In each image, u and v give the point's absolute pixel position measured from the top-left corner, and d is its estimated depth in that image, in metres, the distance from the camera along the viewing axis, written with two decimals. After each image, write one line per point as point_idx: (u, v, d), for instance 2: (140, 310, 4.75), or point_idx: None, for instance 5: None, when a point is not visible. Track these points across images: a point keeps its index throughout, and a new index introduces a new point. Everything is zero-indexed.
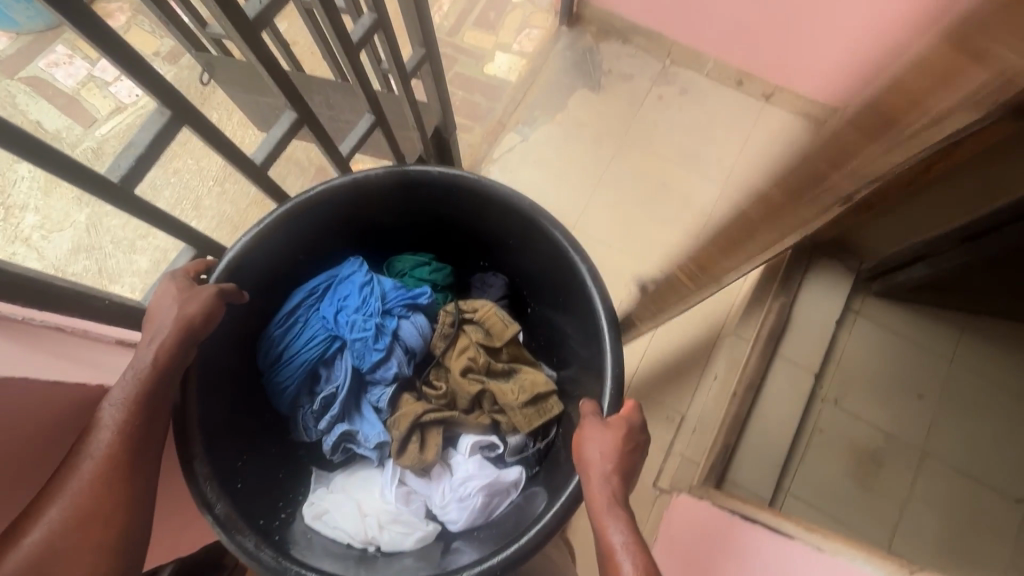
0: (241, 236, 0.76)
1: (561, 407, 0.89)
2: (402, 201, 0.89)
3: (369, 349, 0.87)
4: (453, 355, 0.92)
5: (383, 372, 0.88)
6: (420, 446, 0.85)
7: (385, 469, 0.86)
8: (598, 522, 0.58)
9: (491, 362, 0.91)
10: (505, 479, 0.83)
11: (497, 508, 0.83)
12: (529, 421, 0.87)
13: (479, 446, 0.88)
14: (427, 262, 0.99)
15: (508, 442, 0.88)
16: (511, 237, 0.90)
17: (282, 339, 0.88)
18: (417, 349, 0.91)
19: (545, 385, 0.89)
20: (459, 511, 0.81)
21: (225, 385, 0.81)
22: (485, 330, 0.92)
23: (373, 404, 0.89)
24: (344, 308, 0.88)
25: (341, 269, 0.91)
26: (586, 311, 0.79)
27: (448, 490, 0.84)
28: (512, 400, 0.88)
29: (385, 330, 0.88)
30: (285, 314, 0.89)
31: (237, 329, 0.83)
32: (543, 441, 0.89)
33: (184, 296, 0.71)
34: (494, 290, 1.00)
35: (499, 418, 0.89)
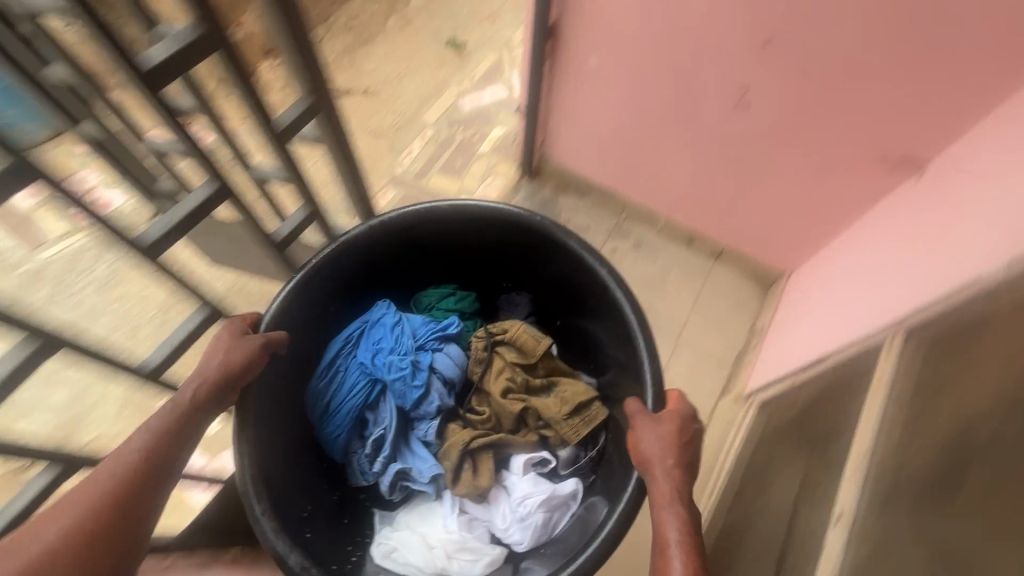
0: (279, 290, 0.92)
1: (605, 412, 1.03)
2: (418, 238, 1.06)
3: (409, 388, 0.99)
4: (491, 378, 1.05)
5: (426, 407, 1.00)
6: (473, 471, 0.98)
7: (444, 501, 0.98)
8: (659, 517, 0.76)
9: (529, 379, 1.05)
10: (562, 493, 0.96)
11: (558, 523, 0.96)
12: (576, 431, 1.01)
13: (531, 463, 1.01)
14: (452, 293, 1.16)
15: (560, 455, 1.03)
16: (529, 253, 1.08)
17: (328, 390, 1.01)
18: (455, 379, 1.03)
19: (585, 395, 1.03)
20: (522, 531, 0.94)
21: (282, 434, 0.94)
22: (516, 351, 1.06)
23: (422, 438, 1.00)
24: (380, 350, 1.02)
25: (372, 314, 1.06)
26: (612, 305, 0.98)
27: (508, 512, 0.96)
28: (555, 413, 1.02)
29: (421, 366, 1.01)
30: (327, 365, 1.03)
31: (290, 369, 0.98)
32: (593, 450, 1.04)
33: (229, 345, 0.83)
34: (520, 309, 1.19)
35: (545, 432, 1.03)
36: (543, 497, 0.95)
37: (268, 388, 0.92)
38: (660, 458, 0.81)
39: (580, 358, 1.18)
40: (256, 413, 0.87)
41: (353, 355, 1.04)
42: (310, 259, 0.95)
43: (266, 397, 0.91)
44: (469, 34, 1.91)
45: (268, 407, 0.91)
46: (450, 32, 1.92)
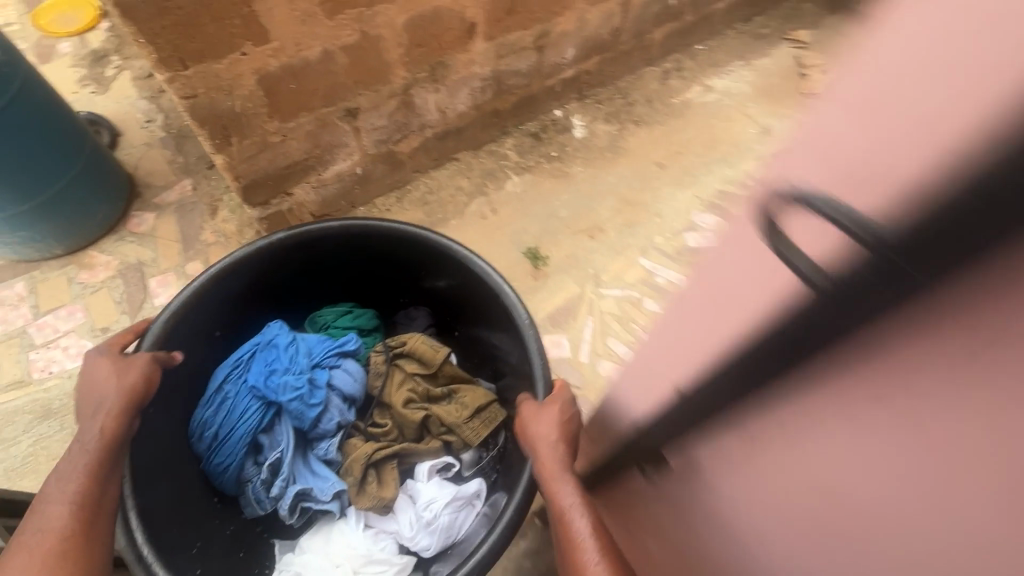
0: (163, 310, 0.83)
1: (502, 411, 1.05)
2: (309, 259, 1.01)
3: (306, 407, 0.97)
4: (392, 390, 1.06)
5: (326, 424, 0.99)
6: (378, 483, 0.97)
7: (348, 517, 0.96)
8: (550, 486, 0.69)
9: (429, 389, 1.06)
10: (465, 495, 0.95)
11: (465, 522, 0.95)
12: (477, 432, 1.02)
13: (436, 468, 1.00)
14: (348, 310, 1.13)
15: (463, 458, 1.02)
16: (420, 267, 1.04)
17: (216, 420, 0.96)
18: (355, 396, 1.02)
19: (482, 397, 1.05)
20: (431, 533, 0.93)
21: (170, 474, 0.91)
22: (417, 362, 1.07)
23: (321, 457, 0.99)
24: (274, 371, 0.99)
25: (263, 337, 1.03)
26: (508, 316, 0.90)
27: (415, 518, 0.94)
28: (454, 419, 1.02)
29: (318, 384, 0.99)
30: (214, 391, 0.98)
31: (178, 396, 0.94)
32: (494, 448, 1.04)
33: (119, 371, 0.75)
34: (418, 321, 1.17)
35: (448, 437, 1.03)
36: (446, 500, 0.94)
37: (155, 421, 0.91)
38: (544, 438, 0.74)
39: (480, 367, 1.16)
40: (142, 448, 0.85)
41: (243, 379, 1.01)
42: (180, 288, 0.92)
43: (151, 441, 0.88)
44: (510, 206, 1.09)
45: (152, 441, 0.88)
46: (519, 227, 1.07)
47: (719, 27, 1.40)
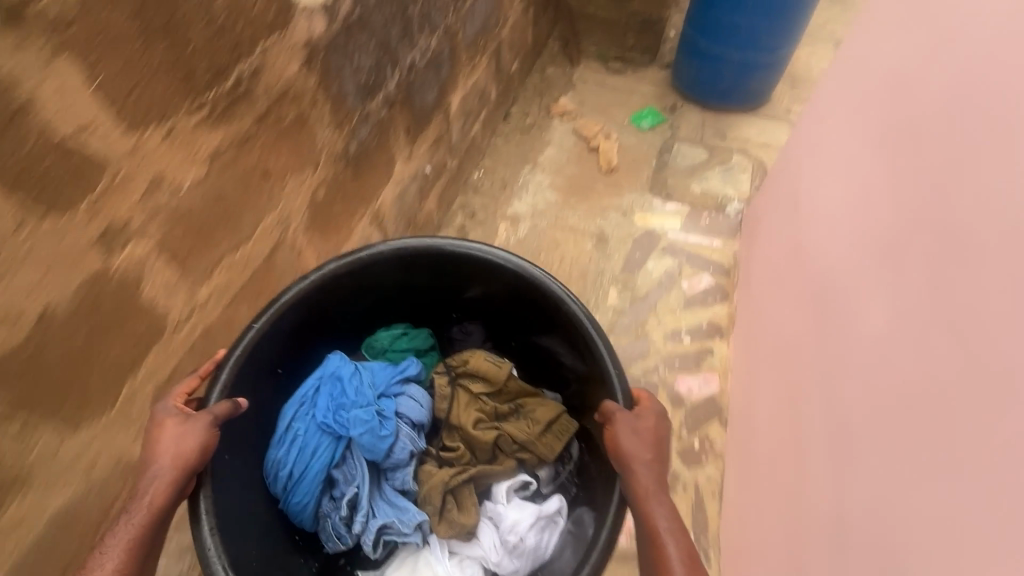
0: (232, 352, 0.83)
1: (575, 423, 1.19)
2: (355, 287, 1.11)
3: (378, 437, 1.11)
4: (461, 411, 1.22)
5: (398, 454, 1.13)
6: (457, 506, 1.12)
7: (432, 545, 1.10)
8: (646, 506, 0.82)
9: (497, 408, 1.22)
10: (547, 513, 1.11)
11: (550, 539, 1.10)
12: (551, 446, 1.18)
13: (514, 488, 1.17)
14: (403, 332, 1.27)
15: (541, 476, 1.20)
16: (472, 287, 1.18)
17: (292, 459, 1.07)
18: (422, 421, 1.19)
19: (552, 412, 1.20)
20: (514, 560, 1.08)
21: (253, 521, 0.99)
22: (483, 380, 1.23)
23: (399, 487, 1.14)
24: (343, 407, 1.12)
25: (328, 365, 1.15)
26: (565, 307, 1.01)
27: (499, 544, 1.09)
28: (528, 435, 1.18)
29: (389, 415, 1.14)
30: (285, 430, 1.09)
31: (246, 452, 1.04)
32: (570, 463, 1.20)
33: (181, 430, 0.75)
34: (475, 337, 1.32)
35: (522, 454, 1.19)
36: (531, 520, 1.09)
37: (234, 468, 1.02)
38: (638, 457, 0.88)
39: (546, 381, 1.31)
40: (225, 519, 0.88)
41: (309, 415, 1.12)
42: (215, 381, 0.84)
43: (234, 478, 0.98)
44: None
45: (229, 493, 0.93)
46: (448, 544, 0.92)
47: (484, 142, 1.29)
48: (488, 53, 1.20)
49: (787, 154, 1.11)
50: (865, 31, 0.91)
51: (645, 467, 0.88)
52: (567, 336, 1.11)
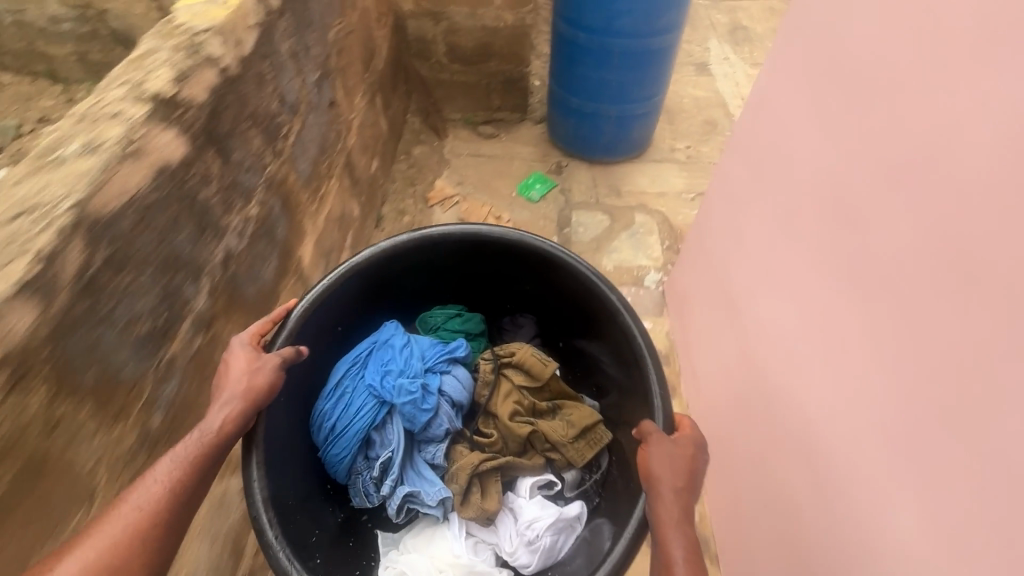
0: (301, 299, 0.98)
1: (608, 435, 1.27)
2: (410, 266, 1.28)
3: (418, 410, 1.19)
4: (499, 400, 1.30)
5: (434, 429, 1.22)
6: (480, 493, 1.19)
7: (450, 522, 1.18)
8: (663, 533, 0.85)
9: (533, 405, 1.30)
10: (568, 517, 1.17)
11: (563, 543, 1.16)
12: (580, 453, 1.25)
13: (538, 484, 1.25)
14: (458, 314, 1.42)
15: (567, 478, 1.26)
16: (526, 281, 1.33)
17: (337, 412, 1.19)
18: (461, 402, 1.26)
19: (589, 419, 1.28)
20: (529, 553, 1.14)
21: (290, 464, 1.10)
22: (526, 374, 1.32)
23: (429, 460, 1.23)
24: (389, 374, 1.21)
25: (380, 334, 1.30)
26: (614, 311, 1.11)
27: (516, 536, 1.16)
28: (561, 437, 1.26)
29: (430, 391, 1.22)
30: (335, 387, 1.21)
31: (298, 396, 1.18)
32: (596, 473, 1.27)
33: (252, 360, 0.84)
34: (523, 331, 1.45)
35: (552, 453, 1.27)
36: (551, 520, 1.15)
37: (284, 408, 1.14)
38: (667, 482, 0.90)
39: (585, 385, 1.42)
40: (266, 445, 1.00)
41: (359, 376, 1.23)
42: (292, 308, 1.01)
43: (280, 428, 1.08)
44: None
45: (276, 428, 1.07)
46: None
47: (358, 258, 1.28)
48: (336, 171, 1.19)
49: (705, 233, 1.11)
50: (775, 130, 0.88)
51: (672, 486, 0.90)
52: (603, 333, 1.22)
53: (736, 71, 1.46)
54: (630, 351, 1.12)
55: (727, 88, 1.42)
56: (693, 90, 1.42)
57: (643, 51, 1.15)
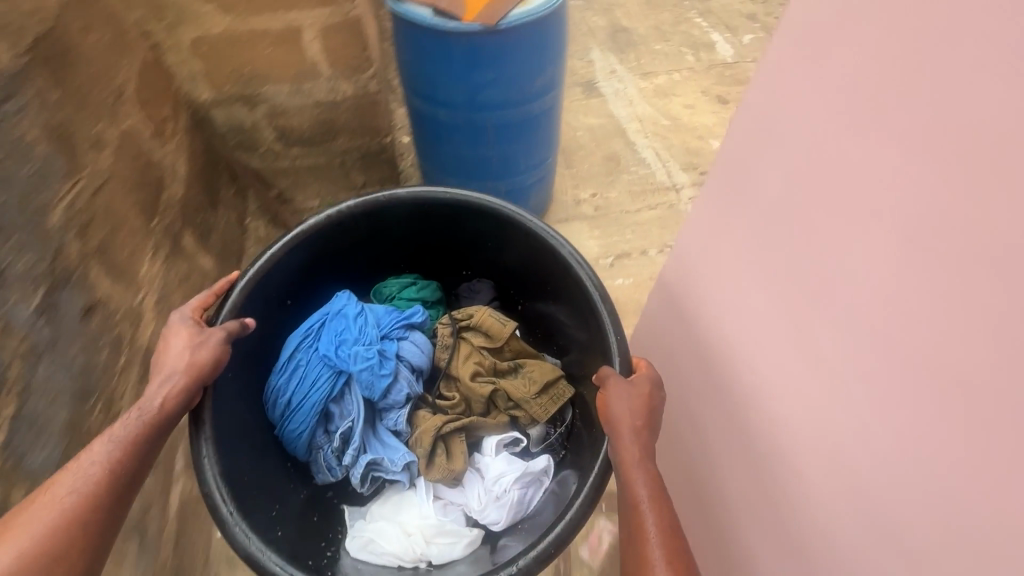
0: (254, 264, 0.72)
1: (573, 390, 0.86)
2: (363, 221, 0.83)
3: (376, 377, 0.81)
4: (459, 363, 0.89)
5: (395, 395, 0.83)
6: (446, 457, 0.83)
7: (419, 486, 0.82)
8: (624, 478, 0.57)
9: (496, 363, 0.89)
10: (535, 467, 0.80)
11: (533, 498, 0.79)
12: (546, 412, 0.85)
13: (504, 444, 0.85)
14: (413, 281, 0.96)
15: (530, 433, 0.86)
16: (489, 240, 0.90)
17: (291, 386, 0.81)
18: (423, 367, 0.87)
19: (551, 371, 0.87)
20: (499, 509, 0.78)
21: (254, 440, 0.78)
22: (484, 332, 0.90)
23: (391, 428, 0.84)
24: (345, 341, 0.83)
25: (332, 304, 0.87)
26: (573, 284, 0.77)
27: (483, 492, 0.80)
28: (523, 394, 0.85)
29: (388, 354, 0.83)
30: (287, 359, 0.83)
31: (254, 362, 0.81)
32: (563, 425, 0.87)
33: (190, 345, 0.57)
34: (483, 295, 0.97)
35: (515, 413, 0.86)
36: (518, 474, 0.79)
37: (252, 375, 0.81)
38: (626, 423, 0.60)
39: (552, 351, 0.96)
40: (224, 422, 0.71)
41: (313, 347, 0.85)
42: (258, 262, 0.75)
43: (235, 396, 0.76)
44: None
45: (231, 413, 0.73)
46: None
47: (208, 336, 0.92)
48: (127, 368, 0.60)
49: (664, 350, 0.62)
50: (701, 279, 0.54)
51: (624, 430, 0.61)
52: (553, 286, 0.84)
53: (626, 87, 1.28)
54: (578, 300, 0.78)
55: (621, 109, 1.23)
56: (584, 118, 1.22)
57: (520, 121, 0.78)
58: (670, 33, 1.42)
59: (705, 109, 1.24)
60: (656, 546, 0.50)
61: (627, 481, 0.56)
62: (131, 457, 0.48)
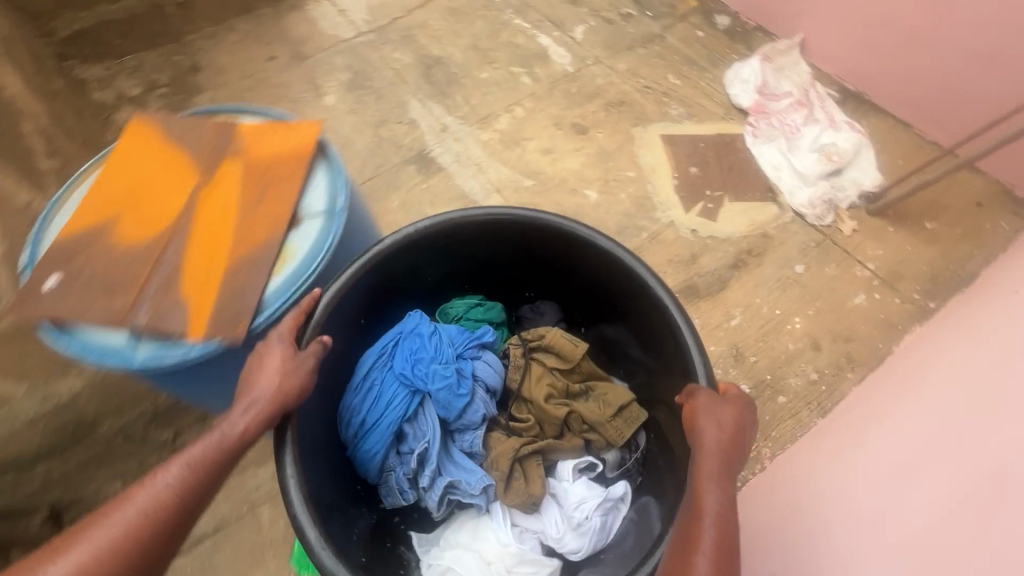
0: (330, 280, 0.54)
1: (645, 414, 0.69)
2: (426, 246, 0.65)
3: (454, 398, 0.64)
4: (530, 382, 0.70)
5: (472, 417, 0.65)
6: (524, 481, 0.65)
7: (497, 515, 0.65)
8: (694, 486, 0.48)
9: (571, 383, 0.71)
10: (613, 494, 0.65)
11: (614, 527, 0.65)
12: (621, 435, 0.68)
13: (580, 469, 0.68)
14: (479, 300, 0.76)
15: (607, 458, 0.69)
16: (572, 279, 0.72)
17: (362, 408, 0.64)
18: (498, 388, 0.68)
19: (626, 394, 0.70)
20: (580, 538, 0.63)
21: (325, 468, 0.60)
22: (558, 353, 0.71)
23: (466, 449, 0.66)
24: (420, 359, 0.65)
25: (405, 322, 0.68)
26: (656, 316, 0.63)
27: (563, 519, 0.64)
28: (597, 417, 0.68)
29: (465, 373, 0.65)
30: (360, 380, 0.65)
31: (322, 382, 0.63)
32: (640, 451, 0.69)
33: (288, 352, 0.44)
34: (550, 316, 0.79)
35: (590, 438, 0.69)
36: (601, 502, 0.64)
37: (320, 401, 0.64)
38: (710, 444, 0.50)
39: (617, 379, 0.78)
40: (306, 442, 0.57)
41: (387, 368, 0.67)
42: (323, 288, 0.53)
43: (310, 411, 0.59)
44: None
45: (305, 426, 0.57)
46: None
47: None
48: None
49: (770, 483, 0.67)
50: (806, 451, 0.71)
51: (707, 456, 0.50)
52: (629, 311, 0.68)
53: (466, 147, 1.03)
54: (654, 318, 0.64)
55: (471, 181, 0.99)
56: (432, 208, 0.97)
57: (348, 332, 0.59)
58: (490, 49, 1.16)
59: (565, 148, 1.02)
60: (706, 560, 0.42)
61: (696, 491, 0.47)
62: (191, 489, 0.39)
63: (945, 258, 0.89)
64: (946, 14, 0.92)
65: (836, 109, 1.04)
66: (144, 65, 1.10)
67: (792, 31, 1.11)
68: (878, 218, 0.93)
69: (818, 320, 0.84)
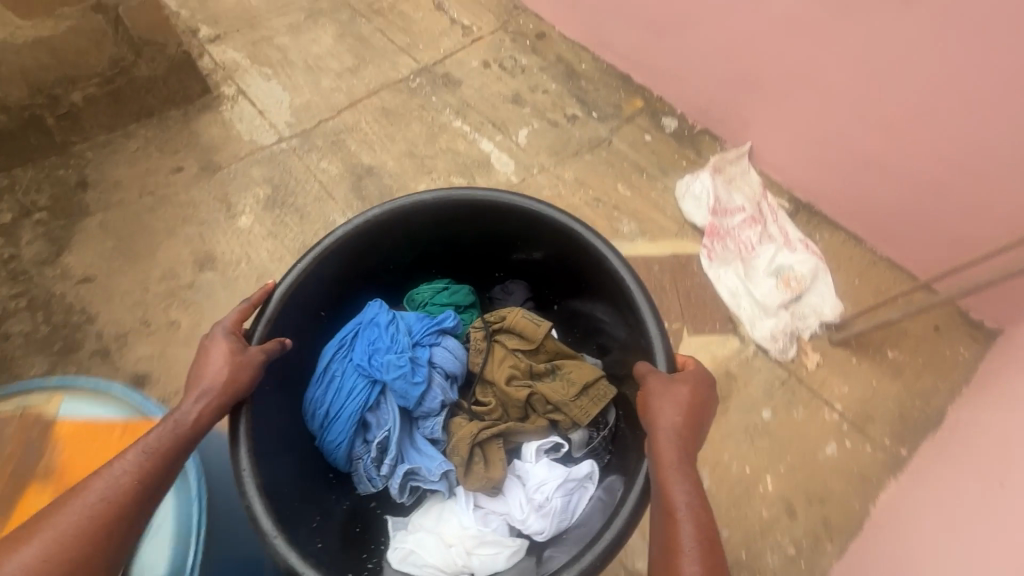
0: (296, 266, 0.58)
1: (615, 390, 0.63)
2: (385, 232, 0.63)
3: (407, 386, 0.60)
4: (492, 365, 0.65)
5: (429, 403, 0.61)
6: (483, 463, 0.60)
7: (461, 495, 0.60)
8: (659, 478, 0.45)
9: (536, 363, 0.66)
10: (577, 473, 0.59)
11: (581, 508, 0.59)
12: (587, 412, 0.62)
13: (546, 450, 0.63)
14: (445, 284, 0.71)
15: (572, 438, 0.63)
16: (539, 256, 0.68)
17: (323, 396, 0.61)
18: (460, 372, 0.64)
19: (596, 373, 0.63)
20: (542, 518, 0.58)
21: (283, 455, 0.57)
22: (520, 334, 0.66)
23: (428, 435, 0.62)
24: (374, 349, 0.61)
25: (364, 313, 0.65)
26: (613, 286, 0.59)
27: (524, 500, 0.59)
28: (561, 396, 0.62)
29: (420, 360, 0.62)
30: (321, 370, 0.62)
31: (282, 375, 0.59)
32: (609, 429, 0.63)
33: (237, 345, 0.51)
34: (518, 296, 0.73)
35: (556, 416, 0.63)
36: (561, 482, 0.59)
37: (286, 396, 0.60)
38: (665, 430, 0.47)
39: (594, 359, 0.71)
40: (262, 433, 0.54)
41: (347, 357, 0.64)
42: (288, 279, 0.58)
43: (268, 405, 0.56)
44: None
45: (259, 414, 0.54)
46: None
47: None
48: None
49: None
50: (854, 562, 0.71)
51: (665, 428, 0.47)
52: (592, 282, 0.63)
53: None
54: (618, 296, 0.60)
55: None
56: None
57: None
58: (428, 156, 1.07)
59: None
60: (693, 561, 0.40)
61: (662, 487, 0.44)
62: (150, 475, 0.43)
63: (910, 393, 0.85)
64: (893, 143, 0.88)
65: (790, 224, 0.99)
66: (19, 184, 0.97)
67: (739, 140, 1.08)
68: (841, 348, 0.88)
69: (790, 479, 0.78)
